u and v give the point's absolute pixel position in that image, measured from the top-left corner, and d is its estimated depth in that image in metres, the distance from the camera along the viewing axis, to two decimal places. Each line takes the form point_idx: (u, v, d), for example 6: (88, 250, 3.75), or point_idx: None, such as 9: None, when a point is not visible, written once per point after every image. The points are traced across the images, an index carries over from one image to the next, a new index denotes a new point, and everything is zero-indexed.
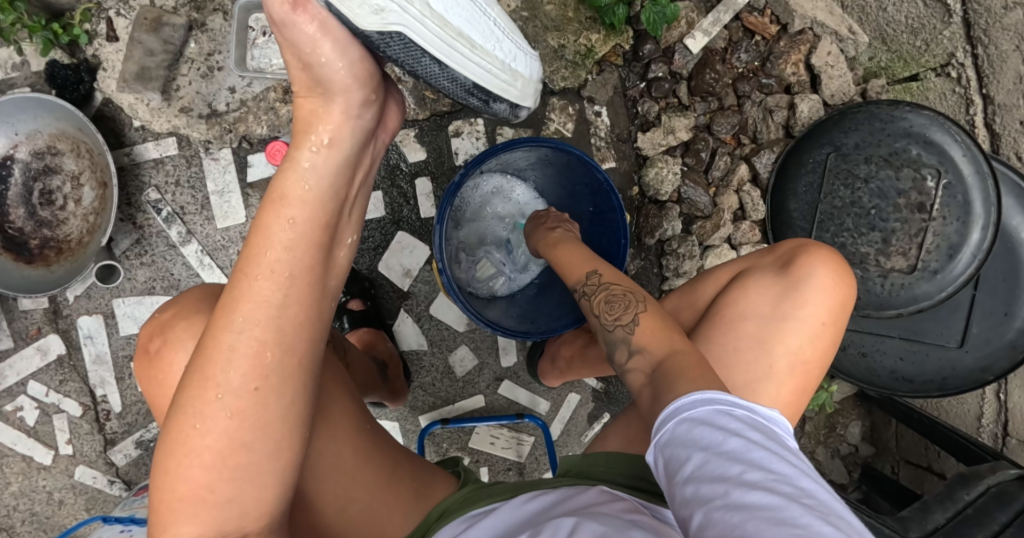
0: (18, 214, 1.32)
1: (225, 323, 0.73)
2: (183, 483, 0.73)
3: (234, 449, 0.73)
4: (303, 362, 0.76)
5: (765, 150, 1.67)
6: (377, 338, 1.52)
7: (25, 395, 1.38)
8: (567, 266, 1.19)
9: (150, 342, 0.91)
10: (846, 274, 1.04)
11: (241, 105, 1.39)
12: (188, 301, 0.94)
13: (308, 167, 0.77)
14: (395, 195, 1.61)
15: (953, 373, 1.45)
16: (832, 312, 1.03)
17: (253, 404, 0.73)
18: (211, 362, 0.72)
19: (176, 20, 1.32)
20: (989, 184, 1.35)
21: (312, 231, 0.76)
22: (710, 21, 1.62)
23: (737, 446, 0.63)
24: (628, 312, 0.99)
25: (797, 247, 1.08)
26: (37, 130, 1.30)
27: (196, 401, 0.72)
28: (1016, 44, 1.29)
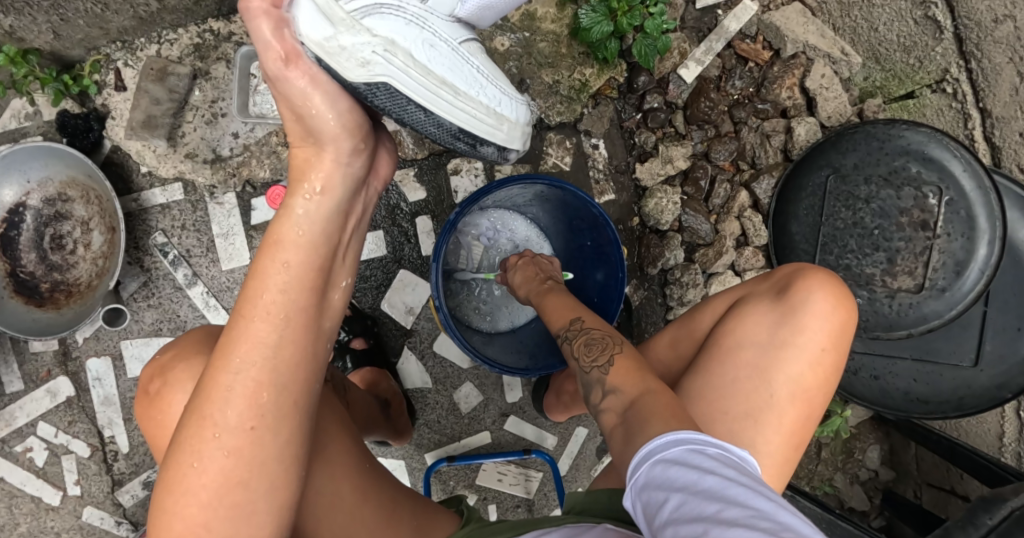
0: (29, 259, 1.36)
1: (221, 363, 0.74)
2: (179, 523, 0.72)
3: (230, 488, 0.72)
4: (298, 402, 0.77)
5: (765, 175, 1.66)
6: (379, 378, 1.51)
7: (35, 437, 1.40)
8: (552, 311, 1.19)
9: (150, 384, 0.93)
10: (846, 298, 1.02)
11: (244, 150, 1.44)
12: (188, 343, 0.95)
13: (301, 214, 0.80)
14: (396, 233, 1.63)
15: (969, 393, 1.40)
16: (832, 338, 1.01)
17: (248, 443, 0.73)
18: (208, 401, 0.73)
19: (181, 69, 1.37)
20: (992, 196, 1.33)
21: (305, 274, 0.79)
22: (703, 49, 1.64)
23: (711, 484, 0.62)
24: (604, 354, 0.99)
25: (792, 272, 1.07)
26: (48, 178, 1.34)
27: (192, 441, 0.73)
28: (1008, 56, 1.29)
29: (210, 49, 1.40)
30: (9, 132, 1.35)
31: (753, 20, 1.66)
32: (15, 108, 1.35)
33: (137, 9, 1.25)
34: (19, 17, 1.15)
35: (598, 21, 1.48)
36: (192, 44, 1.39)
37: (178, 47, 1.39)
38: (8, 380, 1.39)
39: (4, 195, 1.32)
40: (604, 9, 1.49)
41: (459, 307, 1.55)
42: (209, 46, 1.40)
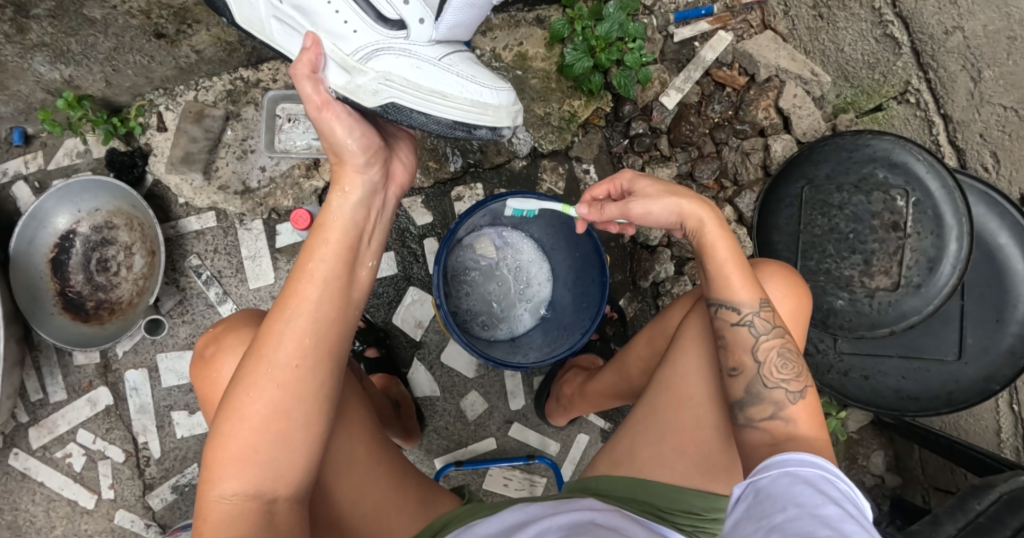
0: (77, 279, 1.51)
1: (275, 315, 0.89)
2: (230, 443, 0.84)
3: (275, 418, 0.85)
4: (332, 351, 0.91)
5: (746, 191, 1.71)
6: (390, 382, 1.55)
7: (75, 443, 1.52)
8: (740, 275, 0.99)
9: (207, 348, 1.07)
10: (800, 291, 1.09)
11: (270, 181, 1.55)
12: (240, 317, 1.10)
13: (337, 202, 0.95)
14: (406, 254, 1.65)
15: (957, 387, 1.42)
16: (782, 329, 1.06)
17: (293, 378, 0.87)
18: (263, 344, 0.87)
19: (216, 112, 1.50)
20: (956, 195, 1.38)
21: (342, 245, 0.94)
22: (682, 78, 1.72)
23: (831, 513, 0.65)
24: (796, 381, 0.95)
25: (751, 265, 1.13)
26: (97, 208, 1.49)
27: (248, 376, 0.86)
28: (961, 64, 1.37)
29: (240, 94, 1.53)
30: (63, 168, 1.48)
31: (728, 49, 1.74)
32: (68, 147, 1.48)
33: (179, 60, 1.40)
34: (79, 67, 1.30)
35: (579, 58, 1.54)
36: (225, 90, 1.52)
37: (213, 93, 1.51)
38: (52, 391, 1.52)
39: (58, 223, 1.47)
40: (584, 47, 1.55)
41: (458, 316, 1.57)
42: (240, 91, 1.53)
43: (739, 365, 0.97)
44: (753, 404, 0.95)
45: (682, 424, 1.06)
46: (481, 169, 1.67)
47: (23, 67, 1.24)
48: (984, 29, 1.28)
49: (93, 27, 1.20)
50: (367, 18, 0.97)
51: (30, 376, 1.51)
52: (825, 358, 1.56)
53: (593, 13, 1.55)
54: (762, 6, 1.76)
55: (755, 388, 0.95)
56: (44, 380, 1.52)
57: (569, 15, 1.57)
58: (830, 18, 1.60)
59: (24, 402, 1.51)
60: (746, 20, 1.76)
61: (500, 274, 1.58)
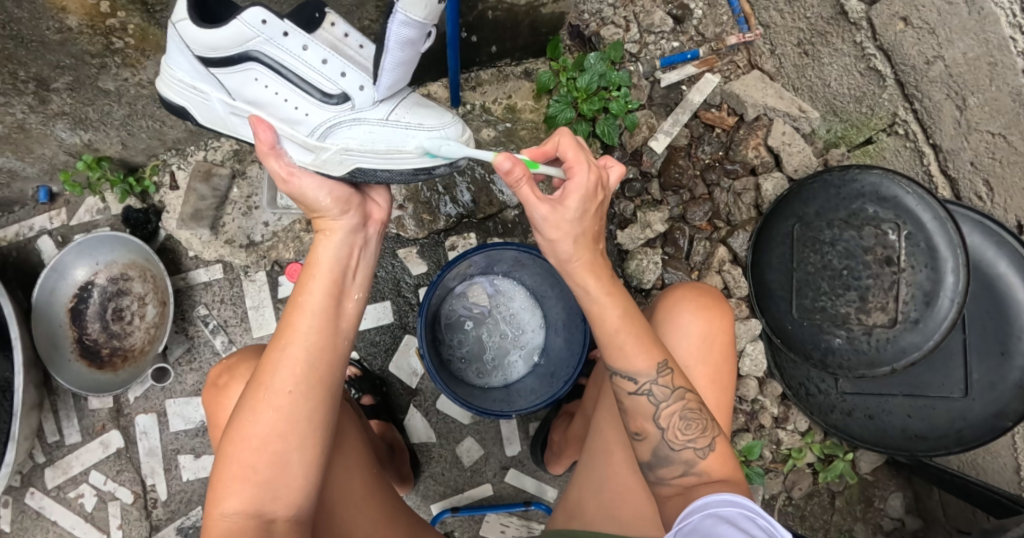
0: (93, 328, 1.56)
1: (274, 344, 0.94)
2: (233, 466, 0.89)
3: (274, 439, 0.90)
4: (325, 376, 0.95)
5: (739, 231, 1.60)
6: (386, 427, 1.43)
7: (87, 484, 1.57)
8: (635, 341, 0.95)
9: (219, 378, 1.11)
10: (712, 311, 1.10)
11: (273, 235, 1.59)
12: (248, 350, 1.15)
13: (326, 240, 1.01)
14: (402, 304, 1.53)
15: (966, 424, 1.36)
16: (695, 354, 1.09)
17: (289, 402, 0.91)
18: (264, 372, 0.93)
19: (223, 171, 1.55)
20: (949, 225, 1.30)
21: (329, 279, 0.98)
22: (669, 122, 1.61)
23: None
24: (703, 436, 0.95)
25: (668, 295, 1.14)
26: (114, 260, 1.56)
27: (251, 401, 0.91)
28: (945, 93, 1.33)
29: (247, 153, 1.58)
30: (84, 224, 1.58)
31: (715, 91, 1.64)
32: (90, 205, 1.58)
33: (189, 123, 1.47)
34: (97, 132, 1.40)
35: (561, 109, 1.51)
36: (233, 151, 1.58)
37: (221, 153, 1.58)
38: (68, 432, 1.57)
39: (78, 274, 1.55)
40: (567, 98, 1.52)
41: (452, 366, 1.41)
42: (246, 151, 1.58)
43: (643, 430, 0.97)
44: (662, 464, 0.95)
45: (614, 477, 1.08)
46: (473, 220, 1.55)
47: (46, 133, 1.36)
48: (965, 57, 1.25)
49: (107, 97, 1.31)
50: (312, 99, 1.00)
51: (49, 418, 1.57)
52: (827, 399, 1.51)
53: (576, 66, 1.54)
54: (748, 46, 1.68)
55: (662, 450, 0.96)
56: (60, 422, 1.57)
57: (554, 68, 1.57)
58: (813, 54, 1.55)
59: (42, 443, 1.57)
60: (732, 61, 1.66)
61: (491, 323, 1.44)
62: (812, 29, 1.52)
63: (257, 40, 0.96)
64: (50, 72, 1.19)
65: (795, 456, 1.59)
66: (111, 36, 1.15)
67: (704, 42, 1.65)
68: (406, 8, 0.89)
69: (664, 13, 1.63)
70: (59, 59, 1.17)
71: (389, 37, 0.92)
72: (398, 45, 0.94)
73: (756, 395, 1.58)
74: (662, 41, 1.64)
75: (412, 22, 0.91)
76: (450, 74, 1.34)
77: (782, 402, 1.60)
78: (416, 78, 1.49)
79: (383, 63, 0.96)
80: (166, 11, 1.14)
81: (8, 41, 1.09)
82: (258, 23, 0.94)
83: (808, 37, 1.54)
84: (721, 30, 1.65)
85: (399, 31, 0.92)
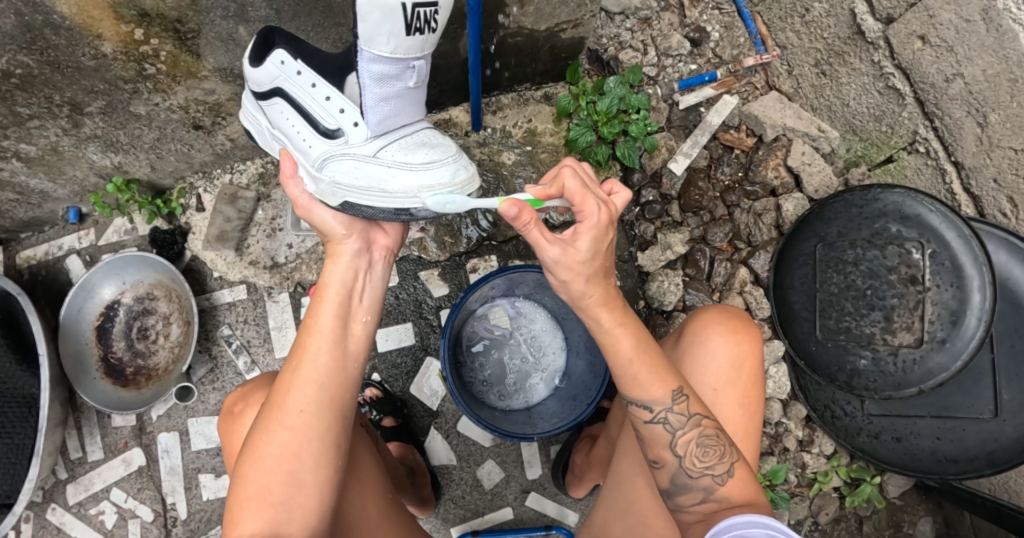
0: (118, 346, 1.55)
1: (289, 367, 0.95)
2: (248, 488, 0.88)
3: (287, 458, 0.89)
4: (336, 397, 0.95)
5: (761, 251, 1.59)
6: (407, 449, 1.37)
7: (108, 501, 1.53)
8: (648, 371, 0.94)
9: (234, 406, 1.10)
10: (742, 334, 1.09)
11: (297, 257, 1.58)
12: (260, 379, 1.13)
13: (336, 262, 1.02)
14: (423, 325, 1.48)
15: (998, 446, 1.33)
16: (723, 379, 1.08)
17: (302, 422, 0.91)
18: (278, 393, 0.93)
19: (248, 194, 1.55)
20: (975, 243, 1.28)
21: (338, 301, 0.99)
22: (689, 144, 1.60)
23: None
24: (721, 462, 0.93)
25: (695, 318, 1.13)
26: (140, 280, 1.55)
27: (266, 422, 0.91)
28: (966, 110, 1.32)
29: (272, 176, 1.59)
30: (111, 244, 1.59)
31: (735, 112, 1.64)
32: (118, 226, 1.60)
33: (216, 147, 1.50)
34: (126, 155, 1.44)
35: (582, 132, 1.50)
36: (258, 173, 1.59)
37: (247, 176, 1.59)
38: (90, 449, 1.54)
39: (105, 293, 1.54)
40: (587, 122, 1.52)
41: (472, 389, 1.41)
42: (271, 174, 1.60)
43: (661, 458, 0.96)
44: (681, 492, 0.94)
45: (638, 500, 1.07)
46: (495, 242, 1.50)
47: (78, 155, 1.39)
48: (984, 74, 1.25)
49: (138, 121, 1.34)
50: (317, 133, 1.03)
51: (72, 436, 1.54)
52: (854, 422, 1.48)
53: (596, 90, 1.55)
54: (766, 67, 1.68)
55: (681, 478, 0.94)
56: (84, 439, 1.54)
57: (573, 92, 1.57)
58: (832, 74, 1.55)
59: (65, 459, 1.54)
60: (750, 83, 1.67)
61: (513, 345, 1.44)
62: (830, 49, 1.53)
63: (280, 78, 1.03)
64: (83, 96, 1.23)
65: (821, 480, 1.55)
66: (143, 62, 1.18)
67: (721, 64, 1.66)
68: (370, 45, 0.90)
69: (682, 36, 1.65)
70: (93, 84, 1.21)
71: (363, 75, 0.94)
72: (374, 81, 0.95)
73: (779, 417, 1.55)
74: (680, 63, 1.65)
75: (381, 57, 0.91)
76: (472, 95, 1.35)
77: (807, 425, 1.57)
78: (437, 102, 1.51)
79: (365, 100, 0.97)
80: (198, 39, 1.16)
81: (44, 66, 1.13)
82: (280, 64, 1.02)
83: (826, 57, 1.54)
84: (738, 52, 1.66)
85: (371, 67, 0.93)
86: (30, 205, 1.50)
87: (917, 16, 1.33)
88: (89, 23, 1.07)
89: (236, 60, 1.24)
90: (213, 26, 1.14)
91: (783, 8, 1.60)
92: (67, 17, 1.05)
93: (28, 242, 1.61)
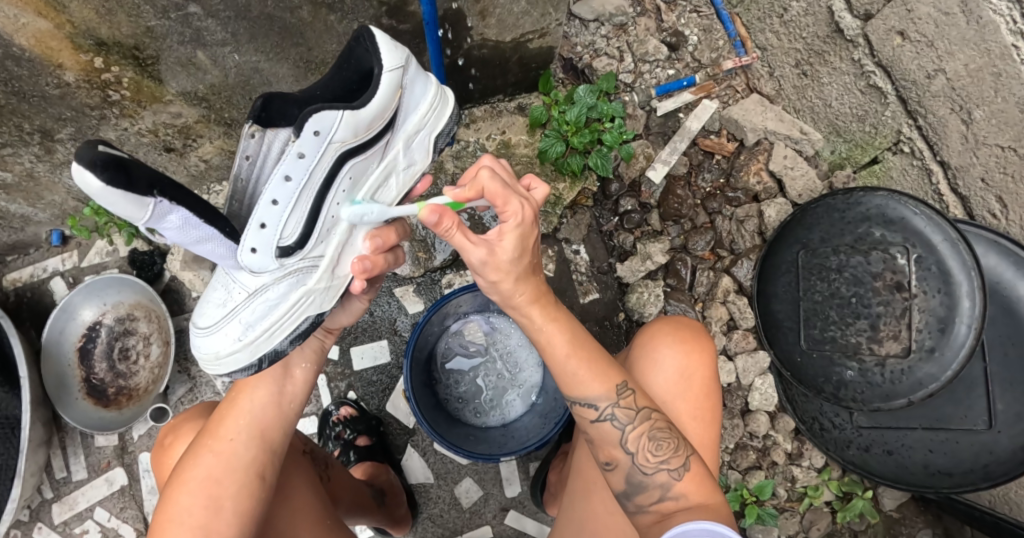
0: (100, 367, 1.55)
1: (228, 400, 0.97)
2: (171, 510, 0.87)
3: (210, 482, 0.88)
4: (267, 429, 0.96)
5: (744, 259, 1.54)
6: (378, 470, 1.34)
7: (92, 520, 1.52)
8: (588, 367, 0.91)
9: (165, 437, 1.09)
10: (692, 344, 1.06)
11: None
12: (204, 406, 1.15)
13: None
14: (399, 342, 1.47)
15: (993, 459, 1.28)
16: (673, 390, 1.05)
17: (229, 449, 0.92)
18: (213, 422, 0.95)
19: None
20: (962, 247, 1.23)
21: None
22: (667, 151, 1.57)
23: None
24: (676, 456, 0.91)
25: (645, 330, 1.10)
26: (121, 301, 1.55)
27: (197, 447, 0.92)
28: (950, 107, 1.27)
29: None
30: (94, 266, 1.61)
31: (714, 117, 1.60)
32: (100, 248, 1.61)
33: (190, 169, 1.51)
34: None
35: (553, 143, 1.46)
36: None
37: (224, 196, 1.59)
38: (74, 469, 1.54)
39: (86, 315, 1.54)
40: (558, 132, 1.48)
41: (447, 407, 1.39)
42: None
43: (612, 458, 0.93)
44: (638, 491, 0.91)
45: (599, 513, 1.04)
46: None
47: (55, 180, 1.41)
48: (966, 69, 1.20)
49: (109, 146, 1.35)
50: None
51: (56, 455, 1.54)
52: (843, 434, 1.43)
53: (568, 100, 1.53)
54: (746, 69, 1.64)
55: (636, 476, 0.91)
56: (68, 458, 1.54)
57: (546, 102, 1.54)
58: (812, 74, 1.51)
59: (49, 479, 1.53)
60: (731, 86, 1.63)
61: (488, 362, 1.42)
62: (809, 49, 1.49)
63: None
64: (52, 124, 1.24)
65: (812, 494, 1.50)
66: (107, 89, 1.19)
67: (700, 68, 1.62)
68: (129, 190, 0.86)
69: (659, 41, 1.61)
70: (61, 112, 1.22)
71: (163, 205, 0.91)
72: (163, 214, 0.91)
73: (767, 429, 1.51)
74: (658, 69, 1.61)
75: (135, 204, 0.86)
76: None
77: (796, 437, 1.52)
78: None
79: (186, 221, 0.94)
80: (157, 64, 1.16)
81: (9, 96, 1.14)
82: None
83: (806, 57, 1.50)
84: (717, 55, 1.63)
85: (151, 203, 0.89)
86: (12, 229, 1.51)
87: (895, 11, 1.28)
88: (48, 53, 1.08)
89: (199, 84, 1.24)
90: (171, 51, 1.14)
91: (761, 9, 1.57)
92: (26, 49, 1.06)
93: (13, 265, 1.62)
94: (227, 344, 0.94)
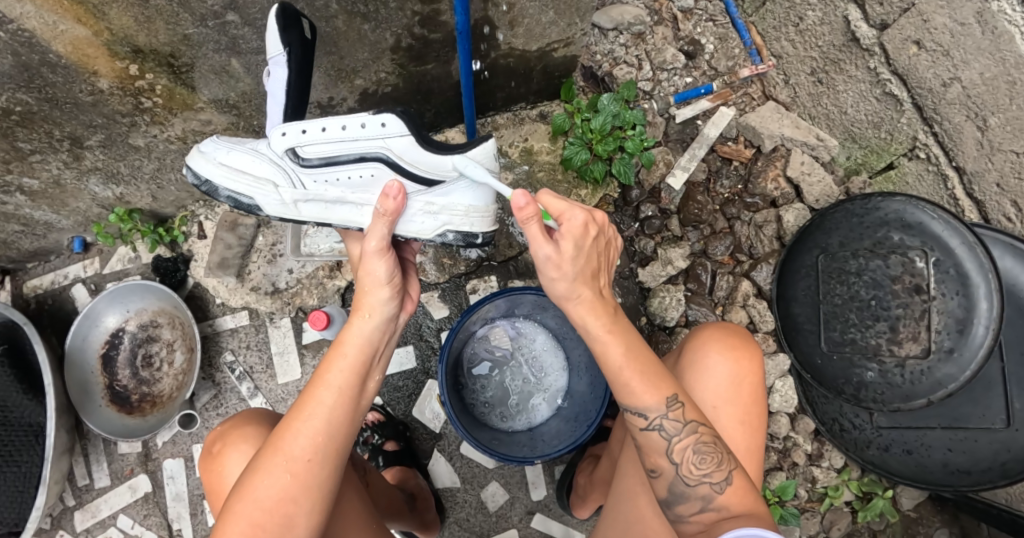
0: (123, 375, 1.54)
1: (297, 412, 0.90)
2: (240, 526, 0.85)
3: (285, 501, 0.86)
4: (341, 445, 0.91)
5: (763, 263, 1.57)
6: (407, 474, 1.36)
7: (115, 527, 1.52)
8: (641, 379, 0.93)
9: (214, 444, 1.09)
10: (741, 351, 1.08)
11: (298, 282, 1.56)
12: (241, 416, 1.12)
13: (365, 322, 0.94)
14: (424, 347, 1.48)
15: (1011, 456, 1.30)
16: (723, 395, 1.07)
17: (305, 468, 0.88)
18: (281, 437, 0.88)
19: (248, 220, 1.54)
20: (979, 250, 1.25)
21: (356, 360, 0.93)
22: (687, 157, 1.59)
23: None
24: (718, 470, 0.92)
25: (696, 333, 1.13)
26: (145, 307, 1.55)
27: (265, 461, 0.88)
28: (966, 115, 1.30)
29: None
30: (116, 273, 1.61)
31: (732, 124, 1.62)
32: (122, 254, 1.61)
33: None
34: (128, 186, 1.45)
35: (577, 151, 1.48)
36: None
37: None
38: (97, 477, 1.53)
39: (109, 321, 1.53)
40: (582, 139, 1.50)
41: (475, 411, 1.40)
42: None
43: (657, 466, 0.95)
44: (680, 501, 0.93)
45: (640, 517, 1.06)
46: (494, 262, 1.50)
47: (81, 188, 1.41)
48: (982, 77, 1.24)
49: (137, 153, 1.36)
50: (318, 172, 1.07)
51: (79, 462, 1.53)
52: (863, 435, 1.46)
53: (590, 107, 1.54)
54: (762, 77, 1.68)
55: (678, 487, 0.93)
56: (90, 466, 1.54)
57: (569, 109, 1.57)
58: (828, 82, 1.54)
59: (72, 486, 1.53)
60: (747, 93, 1.67)
61: (514, 366, 1.44)
62: (825, 57, 1.52)
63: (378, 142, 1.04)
64: (82, 131, 1.24)
65: (832, 495, 1.52)
66: (140, 96, 1.20)
67: (717, 76, 1.66)
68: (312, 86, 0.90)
69: (676, 50, 1.64)
70: (92, 119, 1.22)
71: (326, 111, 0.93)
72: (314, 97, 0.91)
73: (787, 431, 1.53)
74: (675, 77, 1.64)
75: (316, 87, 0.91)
76: (465, 122, 1.35)
77: (815, 438, 1.55)
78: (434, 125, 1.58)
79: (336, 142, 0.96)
80: (192, 72, 1.18)
81: (43, 104, 1.15)
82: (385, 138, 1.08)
83: (821, 65, 1.54)
84: (734, 63, 1.66)
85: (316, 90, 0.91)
86: (35, 236, 1.51)
87: (911, 21, 1.32)
88: (84, 60, 1.09)
89: (231, 91, 1.26)
90: (206, 59, 1.15)
91: (776, 18, 1.60)
92: (63, 56, 1.06)
93: (33, 272, 1.62)
94: (219, 151, 1.04)
